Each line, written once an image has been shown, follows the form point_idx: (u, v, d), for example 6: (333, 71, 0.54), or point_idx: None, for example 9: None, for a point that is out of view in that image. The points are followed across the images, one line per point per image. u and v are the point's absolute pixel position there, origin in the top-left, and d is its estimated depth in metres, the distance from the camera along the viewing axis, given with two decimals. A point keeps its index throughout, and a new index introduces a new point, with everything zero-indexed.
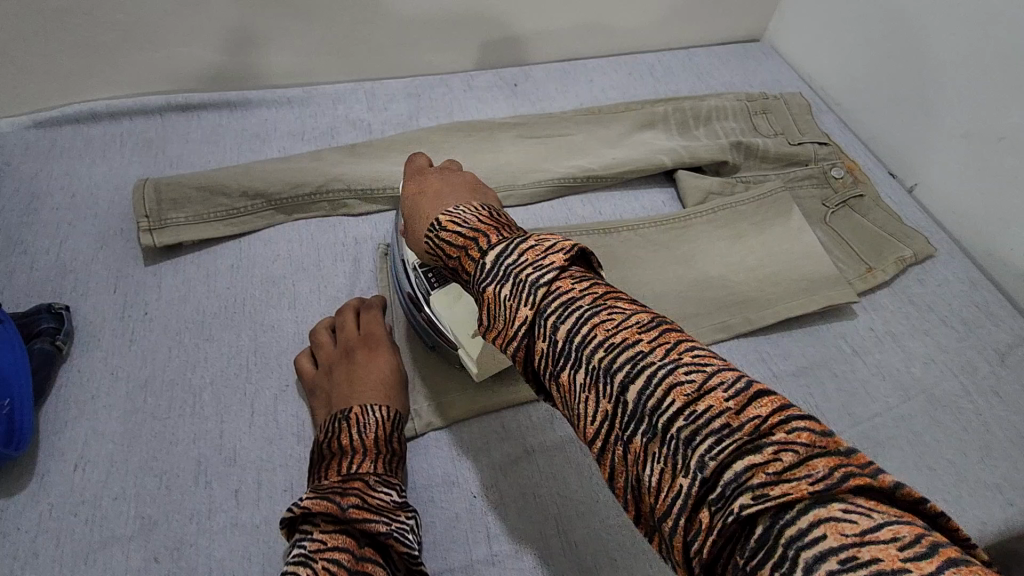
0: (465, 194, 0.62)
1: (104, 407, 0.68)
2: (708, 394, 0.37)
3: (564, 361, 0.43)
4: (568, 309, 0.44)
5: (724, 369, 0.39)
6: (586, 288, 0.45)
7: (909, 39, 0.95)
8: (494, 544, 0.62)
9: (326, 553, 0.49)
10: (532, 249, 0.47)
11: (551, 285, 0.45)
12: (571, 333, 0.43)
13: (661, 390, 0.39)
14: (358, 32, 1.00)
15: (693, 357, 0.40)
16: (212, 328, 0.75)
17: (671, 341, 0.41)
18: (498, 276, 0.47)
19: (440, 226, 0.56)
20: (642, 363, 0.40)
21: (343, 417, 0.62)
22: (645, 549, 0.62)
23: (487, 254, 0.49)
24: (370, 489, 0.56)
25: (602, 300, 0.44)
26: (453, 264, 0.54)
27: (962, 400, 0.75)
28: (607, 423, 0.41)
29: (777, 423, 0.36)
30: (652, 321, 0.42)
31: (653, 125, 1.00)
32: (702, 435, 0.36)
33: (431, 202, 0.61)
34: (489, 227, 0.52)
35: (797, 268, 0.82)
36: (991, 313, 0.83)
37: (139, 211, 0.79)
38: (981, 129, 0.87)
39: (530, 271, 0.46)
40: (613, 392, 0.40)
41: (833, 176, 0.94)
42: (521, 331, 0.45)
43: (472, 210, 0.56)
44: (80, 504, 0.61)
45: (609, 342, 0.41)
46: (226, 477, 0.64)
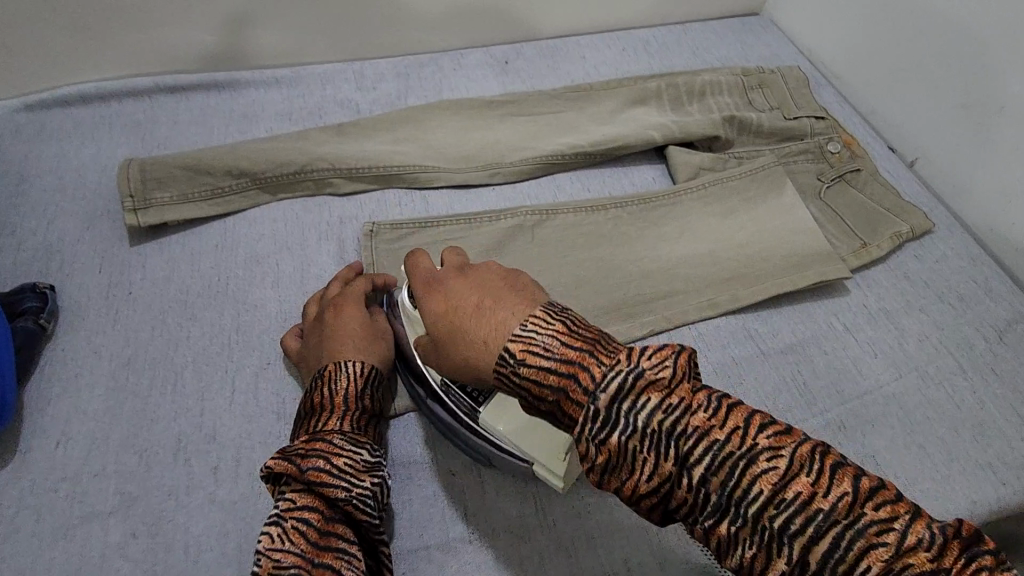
0: (511, 287, 0.50)
1: (85, 386, 0.68)
2: (905, 553, 0.37)
3: (720, 515, 0.40)
4: (719, 458, 0.40)
5: (901, 512, 0.38)
6: (730, 426, 0.41)
7: (909, 9, 0.92)
8: (470, 522, 0.61)
9: (296, 512, 0.50)
10: (656, 386, 0.42)
11: (690, 431, 0.41)
12: (727, 486, 0.40)
13: (853, 553, 0.37)
14: (344, 10, 0.98)
15: (872, 507, 0.38)
16: (195, 308, 0.75)
17: (843, 486, 0.38)
18: (630, 430, 0.41)
19: (515, 358, 0.45)
20: (824, 522, 0.38)
21: (319, 374, 0.61)
22: (623, 529, 0.62)
23: (601, 401, 0.42)
24: (334, 449, 0.55)
25: (753, 440, 0.40)
26: (545, 405, 0.45)
27: (956, 377, 0.73)
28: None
29: (962, 568, 0.36)
30: (814, 460, 0.39)
31: (645, 101, 0.98)
32: None
33: (475, 306, 0.49)
34: (579, 354, 0.44)
35: (788, 245, 0.81)
36: (991, 289, 0.80)
37: (123, 191, 0.78)
38: (981, 100, 0.85)
39: (664, 420, 0.41)
40: (791, 555, 0.38)
41: (830, 150, 0.91)
42: (662, 486, 0.41)
43: (542, 326, 0.46)
44: (62, 480, 0.62)
45: (779, 498, 0.39)
46: (206, 455, 0.64)
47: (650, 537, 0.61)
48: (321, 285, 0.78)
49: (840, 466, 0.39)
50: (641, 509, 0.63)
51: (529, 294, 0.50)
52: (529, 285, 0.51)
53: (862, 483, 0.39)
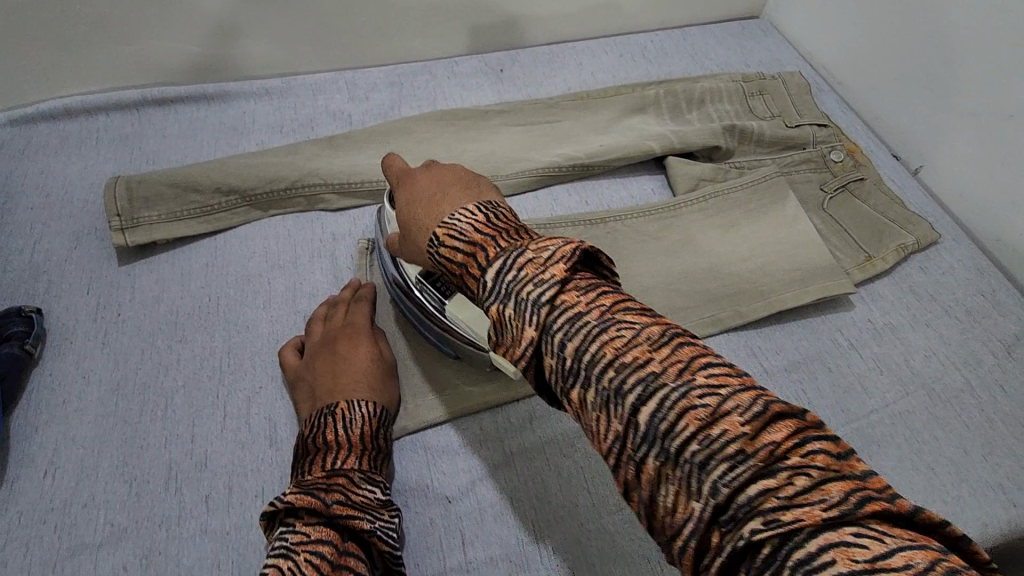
0: (465, 188, 0.53)
1: (74, 412, 0.67)
2: (723, 418, 0.36)
3: (572, 378, 0.41)
4: (574, 327, 0.41)
5: (735, 385, 0.37)
6: (594, 300, 0.42)
7: (914, 14, 0.90)
8: (469, 550, 0.60)
9: (310, 546, 0.48)
10: (532, 263, 0.43)
11: (554, 302, 0.42)
12: (579, 351, 0.40)
13: (676, 413, 0.37)
14: (336, 20, 0.96)
15: (706, 377, 0.38)
16: (186, 329, 0.73)
17: (685, 358, 0.39)
18: (500, 295, 0.43)
19: (437, 241, 0.49)
20: (653, 384, 0.38)
21: (329, 411, 0.60)
22: (626, 556, 0.60)
23: (487, 272, 0.45)
24: (354, 486, 0.55)
25: (612, 314, 0.41)
26: (457, 281, 0.48)
27: (964, 394, 0.71)
28: (618, 443, 0.39)
29: (790, 446, 0.35)
30: (665, 334, 0.40)
31: (644, 109, 0.96)
32: (716, 459, 0.35)
33: (428, 203, 0.53)
34: (487, 238, 0.46)
35: (790, 258, 0.79)
36: (999, 302, 0.79)
37: (110, 210, 0.76)
38: (991, 107, 0.82)
39: (531, 288, 0.42)
40: (622, 413, 0.38)
41: (832, 159, 0.89)
42: (526, 351, 0.43)
43: (468, 213, 0.49)
44: (49, 512, 0.60)
45: (620, 361, 0.39)
46: (197, 483, 0.62)
47: (651, 564, 0.60)
48: (314, 304, 0.77)
49: (688, 343, 0.40)
50: (642, 535, 0.61)
51: (478, 194, 0.53)
52: (486, 189, 0.54)
53: (705, 360, 0.39)
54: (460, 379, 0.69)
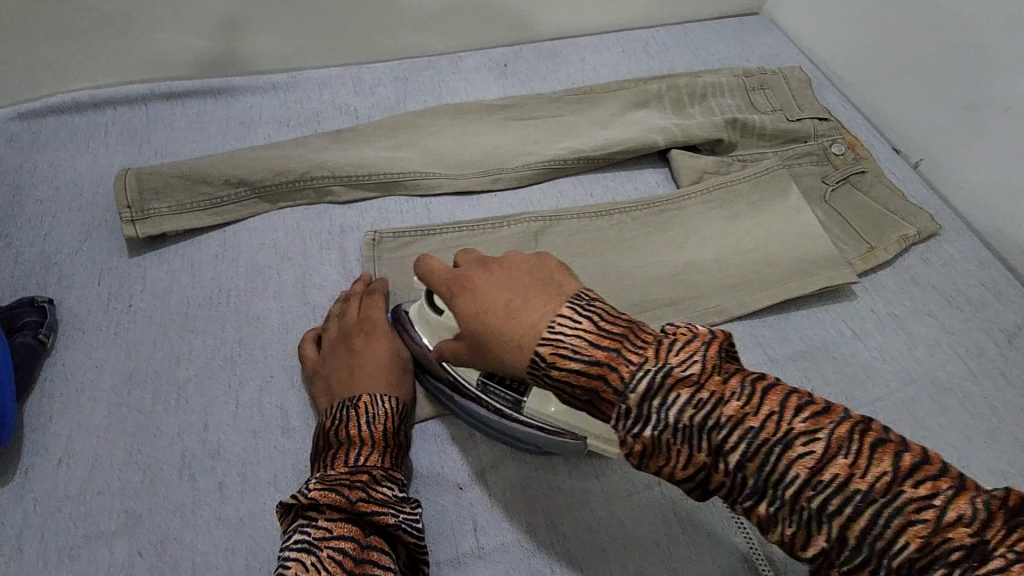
0: (542, 286, 0.52)
1: (87, 402, 0.67)
2: (944, 526, 0.38)
3: (758, 497, 0.42)
4: (754, 446, 0.42)
5: (933, 483, 0.39)
6: (762, 412, 0.43)
7: (912, 10, 0.91)
8: (481, 536, 0.61)
9: (332, 542, 0.50)
10: (687, 383, 0.44)
11: (726, 420, 0.43)
12: (764, 470, 0.42)
13: (890, 528, 0.39)
14: (342, 15, 0.97)
15: (908, 483, 0.39)
16: (197, 320, 0.74)
17: (881, 465, 0.40)
18: (662, 424, 0.43)
19: (547, 362, 0.47)
20: (859, 500, 0.39)
21: (351, 405, 0.60)
22: (637, 542, 0.61)
23: (633, 398, 0.44)
24: (376, 482, 0.55)
25: (788, 425, 0.42)
26: (582, 402, 0.47)
27: (966, 382, 0.73)
28: (823, 556, 0.41)
29: (1000, 538, 0.37)
30: (851, 441, 0.41)
31: (648, 103, 0.97)
32: (936, 565, 0.38)
33: (506, 309, 0.51)
34: (611, 355, 0.45)
35: (793, 249, 0.80)
36: (999, 292, 0.80)
37: (120, 202, 0.77)
38: (987, 100, 0.84)
39: (696, 413, 0.43)
40: (828, 533, 0.40)
41: (833, 152, 0.91)
42: (699, 472, 0.44)
43: (570, 327, 0.47)
44: (65, 499, 0.61)
45: (816, 478, 0.40)
46: (211, 471, 0.63)
47: (662, 550, 0.61)
48: (324, 296, 0.77)
49: (876, 443, 0.41)
50: (653, 521, 0.62)
51: (556, 290, 0.51)
52: (559, 279, 0.53)
53: (902, 461, 0.40)
54: None
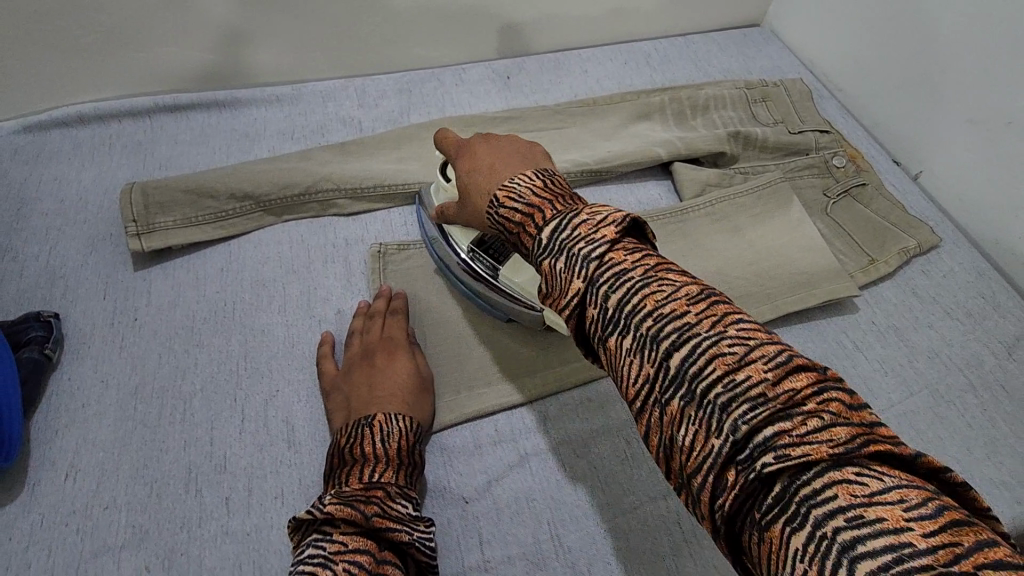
0: (524, 157, 0.57)
1: (93, 416, 0.67)
2: (749, 365, 0.37)
3: (613, 327, 0.42)
4: (619, 280, 0.43)
5: (766, 341, 0.39)
6: (638, 259, 0.44)
7: (912, 23, 0.92)
8: (486, 550, 0.61)
9: (348, 555, 0.49)
10: (584, 224, 0.46)
11: (602, 258, 0.44)
12: (620, 300, 0.42)
13: (703, 358, 0.38)
14: (345, 27, 0.98)
15: (737, 330, 0.39)
16: (202, 334, 0.74)
17: (719, 312, 0.40)
18: (555, 250, 0.46)
19: (496, 202, 0.53)
20: (688, 333, 0.39)
21: (366, 423, 0.61)
22: (642, 554, 0.61)
23: (544, 229, 0.48)
24: (390, 499, 0.55)
25: (653, 271, 0.43)
26: (514, 239, 0.53)
27: (967, 395, 0.73)
28: (649, 388, 0.40)
29: (810, 393, 0.36)
30: (704, 294, 0.41)
31: (650, 115, 0.97)
32: (738, 401, 0.36)
33: (487, 169, 0.57)
34: (544, 200, 0.50)
35: (797, 262, 0.80)
36: (999, 304, 0.81)
37: (126, 216, 0.77)
38: (987, 113, 0.84)
39: (582, 245, 0.45)
40: (657, 360, 0.40)
41: (835, 165, 0.91)
42: (571, 302, 0.44)
43: (528, 178, 0.53)
44: (71, 514, 0.61)
45: (658, 312, 0.41)
46: (217, 485, 0.63)
47: (667, 562, 0.61)
48: (329, 308, 0.78)
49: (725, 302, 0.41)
50: (658, 534, 0.62)
51: (534, 162, 0.57)
52: (540, 156, 0.58)
53: (738, 316, 0.40)
54: (475, 381, 0.71)
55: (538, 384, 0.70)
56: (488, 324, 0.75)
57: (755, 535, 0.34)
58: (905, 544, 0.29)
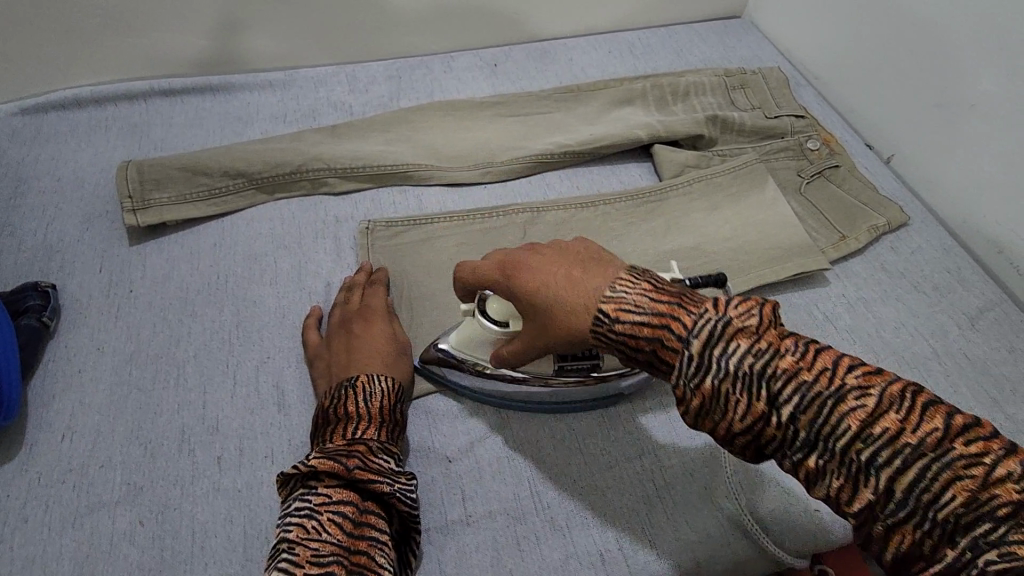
0: (591, 260, 0.55)
1: (89, 381, 0.70)
2: (993, 484, 0.38)
3: (808, 449, 0.43)
4: (807, 397, 0.43)
5: (992, 446, 0.39)
6: (818, 366, 0.44)
7: (883, 13, 0.96)
8: (468, 505, 0.63)
9: (332, 507, 0.53)
10: (745, 334, 0.45)
11: (781, 373, 0.44)
12: (815, 421, 0.43)
13: (938, 483, 0.39)
14: (336, 14, 1.00)
15: (960, 441, 0.39)
16: (196, 304, 0.77)
17: (931, 420, 0.40)
18: (718, 372, 0.45)
19: (609, 318, 0.50)
20: (909, 454, 0.40)
21: (349, 384, 0.63)
22: (618, 509, 0.64)
23: (694, 345, 0.46)
24: (372, 453, 0.57)
25: (841, 379, 0.43)
26: (640, 356, 0.50)
27: (931, 361, 0.76)
28: (869, 510, 0.41)
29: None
30: (904, 398, 0.41)
31: (632, 101, 1.01)
32: (981, 520, 0.37)
33: (564, 280, 0.54)
34: (674, 307, 0.48)
35: (771, 237, 0.83)
36: (964, 278, 0.84)
37: (122, 192, 0.80)
38: (954, 97, 0.88)
39: (752, 360, 0.44)
40: (876, 485, 0.40)
41: (808, 147, 0.95)
42: (753, 424, 0.45)
43: (633, 287, 0.51)
44: (68, 472, 0.63)
45: (864, 433, 0.41)
46: (209, 445, 0.66)
47: (642, 517, 0.64)
48: (319, 282, 0.80)
49: (932, 403, 0.41)
50: (633, 491, 0.65)
51: (608, 262, 0.55)
52: (606, 254, 0.56)
53: (955, 419, 0.40)
54: None
55: None
56: None
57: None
58: None
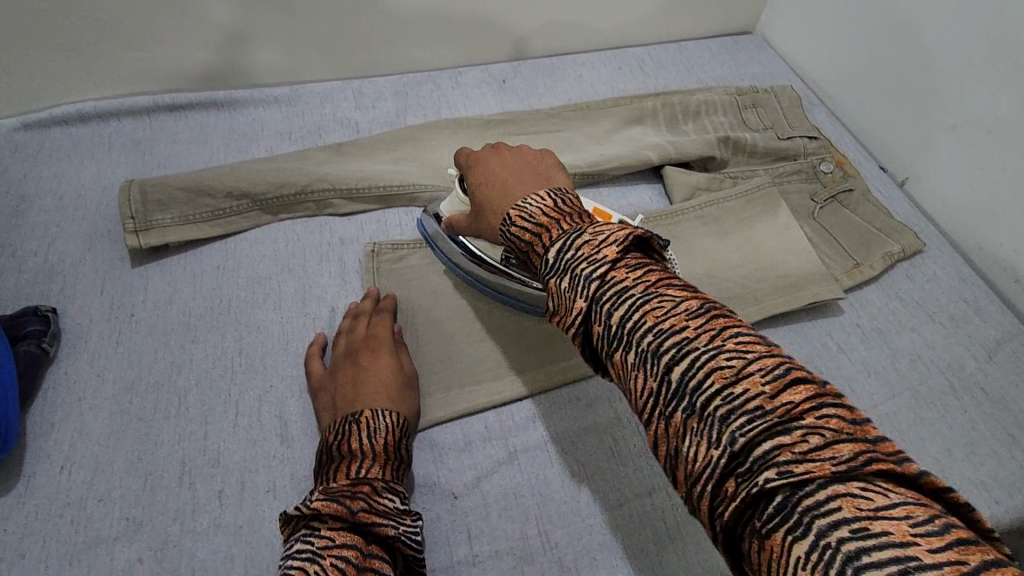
0: (535, 171, 0.59)
1: (89, 410, 0.68)
2: (751, 381, 0.38)
3: (615, 343, 0.44)
4: (618, 296, 0.44)
5: (769, 355, 0.39)
6: (639, 276, 0.45)
7: (899, 32, 0.94)
8: (474, 545, 0.62)
9: (335, 550, 0.50)
10: (588, 244, 0.47)
11: (605, 277, 0.45)
12: (620, 317, 0.44)
13: (704, 374, 0.39)
14: (343, 29, 0.99)
15: (738, 345, 0.40)
16: (198, 330, 0.75)
17: (718, 327, 0.41)
18: (560, 269, 0.47)
19: (509, 221, 0.53)
20: (689, 349, 0.40)
21: (354, 420, 0.62)
22: (627, 549, 0.62)
23: (549, 249, 0.49)
24: (377, 494, 0.56)
25: (654, 287, 0.44)
26: (524, 259, 0.53)
27: (948, 396, 0.75)
28: (653, 402, 0.41)
29: (807, 407, 0.37)
30: (703, 307, 0.42)
31: (642, 120, 0.99)
32: (737, 413, 0.37)
33: (499, 189, 0.59)
34: (553, 219, 0.50)
35: (784, 265, 0.82)
36: (981, 308, 0.82)
37: (124, 213, 0.79)
38: (970, 120, 0.86)
39: (585, 266, 0.46)
40: (659, 376, 0.41)
41: (822, 170, 0.93)
42: (574, 321, 0.46)
43: (540, 199, 0.52)
44: (66, 505, 0.62)
45: (659, 328, 0.42)
46: (210, 479, 0.64)
47: (652, 558, 0.62)
48: (323, 306, 0.79)
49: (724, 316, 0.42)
50: (642, 531, 0.64)
51: (549, 178, 0.58)
52: (554, 173, 0.59)
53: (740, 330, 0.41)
54: (466, 379, 0.72)
55: (527, 383, 0.72)
56: (481, 323, 0.77)
57: (755, 544, 0.35)
58: (910, 556, 0.30)
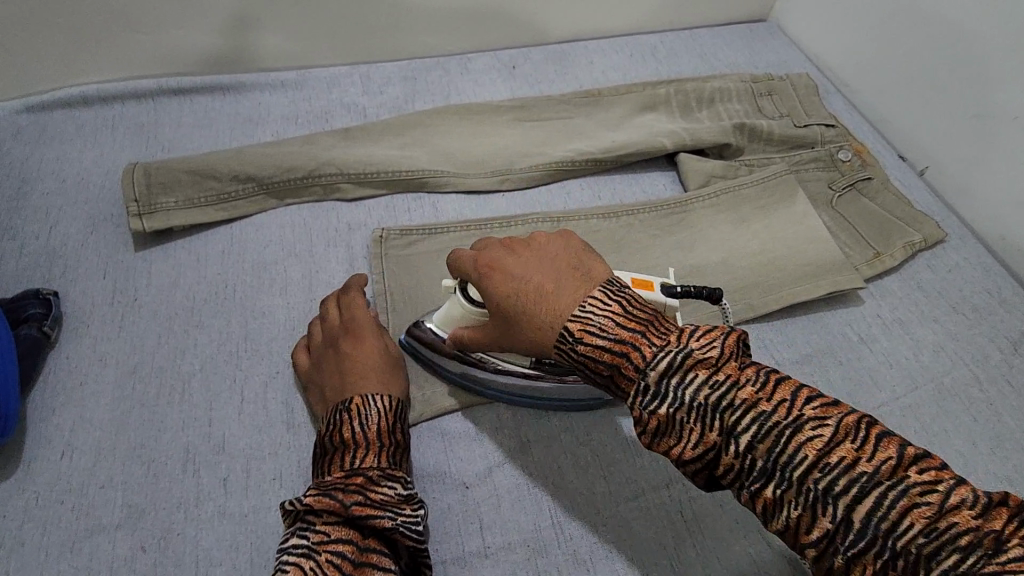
0: (567, 269, 0.53)
1: (91, 395, 0.67)
2: (949, 511, 0.38)
3: (765, 478, 0.43)
4: (765, 427, 0.43)
5: (946, 476, 0.39)
6: (776, 399, 0.44)
7: (919, 18, 0.92)
8: (487, 536, 0.60)
9: (330, 545, 0.49)
10: (704, 365, 0.46)
11: (739, 405, 0.44)
12: (773, 450, 0.43)
13: (895, 511, 0.39)
14: (350, 13, 0.97)
15: (914, 470, 0.40)
16: (202, 315, 0.73)
17: (887, 451, 0.41)
18: (673, 401, 0.45)
19: (573, 337, 0.50)
20: (867, 483, 0.40)
21: (344, 409, 0.59)
22: (644, 542, 0.61)
23: (653, 374, 0.46)
24: (373, 484, 0.54)
25: (798, 411, 0.43)
26: (602, 379, 0.50)
27: (972, 388, 0.73)
28: (827, 539, 0.41)
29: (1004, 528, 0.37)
30: (859, 428, 0.42)
31: (655, 107, 0.97)
32: (942, 548, 0.37)
33: (534, 292, 0.53)
34: (636, 333, 0.48)
35: (802, 253, 0.80)
36: (1004, 300, 0.80)
37: (128, 195, 0.77)
38: (994, 108, 0.84)
39: (709, 393, 0.45)
40: (833, 514, 0.40)
41: (840, 158, 0.91)
42: (707, 455, 0.45)
43: (602, 308, 0.50)
44: (67, 492, 0.61)
45: (822, 462, 0.41)
46: (214, 466, 0.63)
47: (669, 552, 0.60)
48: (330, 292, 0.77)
49: (884, 434, 0.41)
50: (659, 523, 0.62)
51: (585, 274, 0.53)
52: (585, 265, 0.54)
53: (908, 449, 0.41)
54: None
55: None
56: None
57: None
58: None
